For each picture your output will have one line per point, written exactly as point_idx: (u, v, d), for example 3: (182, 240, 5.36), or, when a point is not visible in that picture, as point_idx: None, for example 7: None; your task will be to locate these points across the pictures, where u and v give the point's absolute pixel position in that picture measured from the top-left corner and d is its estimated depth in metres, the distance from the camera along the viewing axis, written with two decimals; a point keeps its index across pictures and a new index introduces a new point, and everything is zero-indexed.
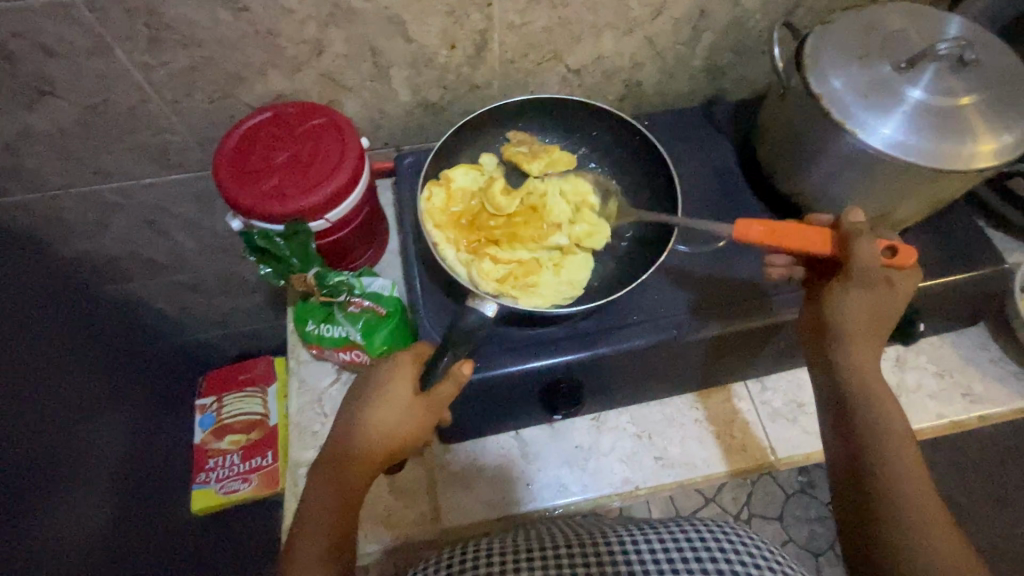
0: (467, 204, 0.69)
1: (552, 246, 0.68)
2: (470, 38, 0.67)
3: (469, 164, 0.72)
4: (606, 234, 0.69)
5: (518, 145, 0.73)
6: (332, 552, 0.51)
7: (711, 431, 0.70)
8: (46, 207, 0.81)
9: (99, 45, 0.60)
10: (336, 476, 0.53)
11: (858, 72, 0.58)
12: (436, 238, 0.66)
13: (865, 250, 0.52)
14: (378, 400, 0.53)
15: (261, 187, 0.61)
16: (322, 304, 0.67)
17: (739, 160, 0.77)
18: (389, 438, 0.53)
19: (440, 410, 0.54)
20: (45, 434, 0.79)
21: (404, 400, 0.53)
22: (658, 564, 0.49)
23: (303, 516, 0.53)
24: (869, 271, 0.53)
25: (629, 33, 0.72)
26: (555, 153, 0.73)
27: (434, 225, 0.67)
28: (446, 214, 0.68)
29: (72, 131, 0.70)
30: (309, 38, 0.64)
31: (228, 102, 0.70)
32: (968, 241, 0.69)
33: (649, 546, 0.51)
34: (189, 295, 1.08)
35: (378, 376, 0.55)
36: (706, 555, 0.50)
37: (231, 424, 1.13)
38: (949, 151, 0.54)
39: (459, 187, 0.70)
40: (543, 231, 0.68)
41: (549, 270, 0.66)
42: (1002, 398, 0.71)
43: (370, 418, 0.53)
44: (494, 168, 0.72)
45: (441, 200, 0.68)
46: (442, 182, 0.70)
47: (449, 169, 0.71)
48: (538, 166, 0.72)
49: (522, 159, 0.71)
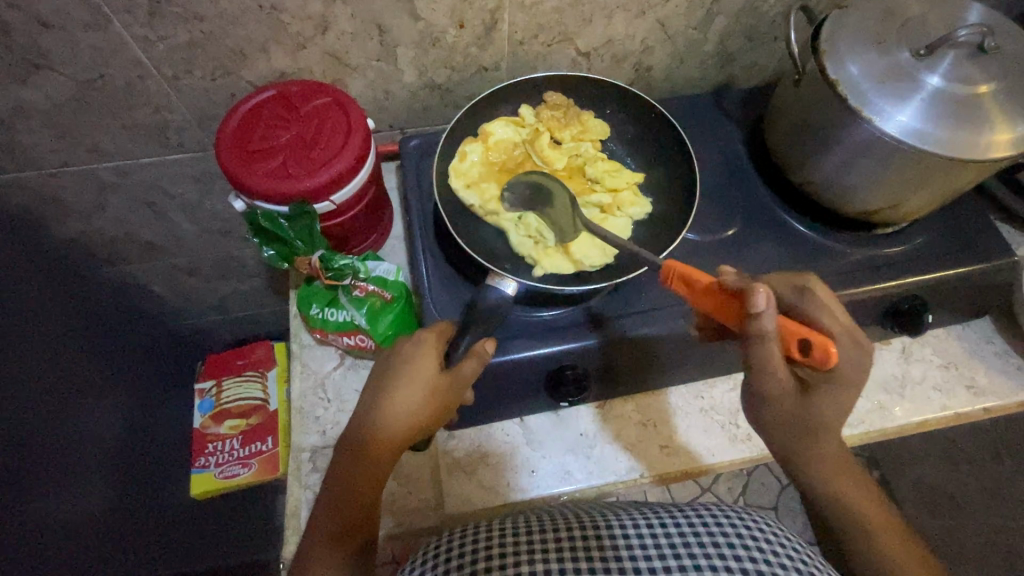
0: (508, 154, 0.70)
1: (591, 203, 0.69)
2: (479, 17, 0.66)
3: (510, 119, 0.72)
4: (646, 208, 0.69)
5: (553, 108, 0.72)
6: (347, 532, 0.51)
7: (717, 420, 0.70)
8: (41, 186, 0.79)
9: (96, 17, 0.58)
10: (354, 457, 0.52)
11: (876, 57, 0.57)
12: (473, 194, 0.67)
13: (762, 350, 0.46)
14: (402, 378, 0.53)
15: (264, 167, 0.60)
16: (326, 288, 0.66)
17: (749, 147, 0.76)
18: (412, 416, 0.52)
19: (462, 390, 0.54)
20: (40, 416, 0.78)
21: (428, 378, 0.53)
22: (675, 549, 0.48)
23: (326, 495, 0.52)
24: (770, 368, 0.47)
25: (641, 16, 0.70)
26: (589, 122, 0.72)
27: (467, 184, 0.67)
28: (484, 168, 0.69)
29: (68, 106, 0.68)
30: (314, 14, 0.62)
31: (230, 80, 0.68)
32: (977, 234, 0.69)
33: (664, 531, 0.50)
34: (187, 278, 1.07)
35: (401, 353, 0.54)
36: (723, 541, 0.49)
37: (230, 408, 1.10)
38: (966, 141, 0.53)
39: (499, 140, 0.70)
40: (582, 190, 0.70)
41: (583, 230, 0.67)
42: (1004, 391, 0.71)
43: (393, 395, 0.52)
44: (536, 122, 0.72)
45: (479, 154, 0.70)
46: (481, 137, 0.70)
47: (490, 123, 0.71)
48: (570, 134, 0.72)
49: (556, 123, 0.71)
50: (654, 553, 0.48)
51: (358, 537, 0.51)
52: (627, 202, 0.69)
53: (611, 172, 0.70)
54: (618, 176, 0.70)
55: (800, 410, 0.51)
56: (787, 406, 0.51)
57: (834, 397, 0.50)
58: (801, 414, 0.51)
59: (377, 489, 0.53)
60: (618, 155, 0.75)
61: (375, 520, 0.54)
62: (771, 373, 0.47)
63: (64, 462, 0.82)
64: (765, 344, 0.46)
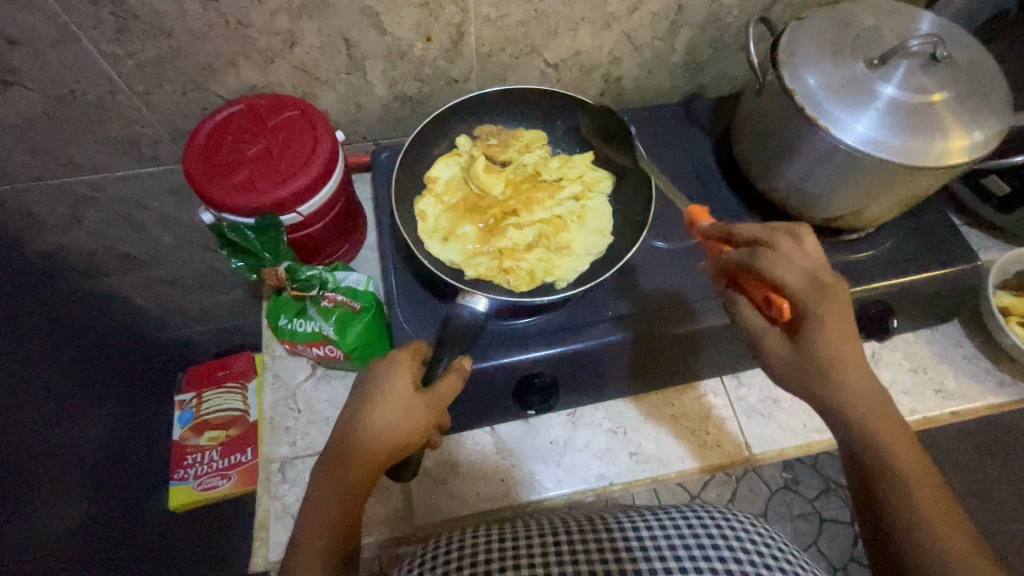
0: (462, 193, 0.71)
1: (567, 199, 0.71)
2: (445, 31, 0.67)
3: (449, 154, 0.73)
4: (609, 179, 0.73)
5: (488, 138, 0.73)
6: (332, 548, 0.50)
7: (686, 427, 0.70)
8: (17, 199, 0.79)
9: (64, 34, 0.59)
10: (339, 478, 0.51)
11: (831, 68, 0.58)
12: (453, 239, 0.68)
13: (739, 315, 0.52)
14: (378, 400, 0.52)
15: (230, 180, 0.61)
16: (294, 298, 0.66)
17: (717, 155, 0.77)
18: (390, 437, 0.51)
19: (441, 409, 0.54)
20: (20, 426, 0.78)
21: (405, 398, 0.52)
22: (680, 564, 0.48)
23: (309, 509, 0.51)
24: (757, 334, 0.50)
25: (607, 28, 0.71)
26: (524, 136, 0.74)
27: (444, 237, 0.68)
28: (449, 213, 0.69)
29: (39, 122, 0.68)
30: (281, 29, 0.63)
31: (201, 94, 0.69)
32: (941, 240, 0.69)
33: (651, 536, 0.51)
34: (168, 290, 1.07)
35: (377, 376, 0.53)
36: (728, 556, 0.48)
37: (209, 419, 1.09)
38: (922, 148, 0.54)
39: (447, 181, 0.71)
40: (552, 192, 0.71)
41: (574, 224, 0.69)
42: (973, 394, 0.72)
43: (370, 417, 0.51)
44: (472, 149, 0.73)
45: (437, 205, 0.70)
46: (429, 185, 0.71)
47: (433, 168, 0.72)
48: (514, 152, 0.73)
49: (495, 150, 0.72)
50: (654, 556, 0.49)
51: (341, 550, 0.51)
52: (592, 182, 0.72)
53: (566, 164, 0.73)
54: (574, 164, 0.73)
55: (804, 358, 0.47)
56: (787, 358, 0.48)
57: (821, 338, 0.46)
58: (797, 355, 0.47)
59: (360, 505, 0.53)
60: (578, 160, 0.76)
61: (356, 534, 0.53)
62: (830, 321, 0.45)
63: (47, 476, 0.82)
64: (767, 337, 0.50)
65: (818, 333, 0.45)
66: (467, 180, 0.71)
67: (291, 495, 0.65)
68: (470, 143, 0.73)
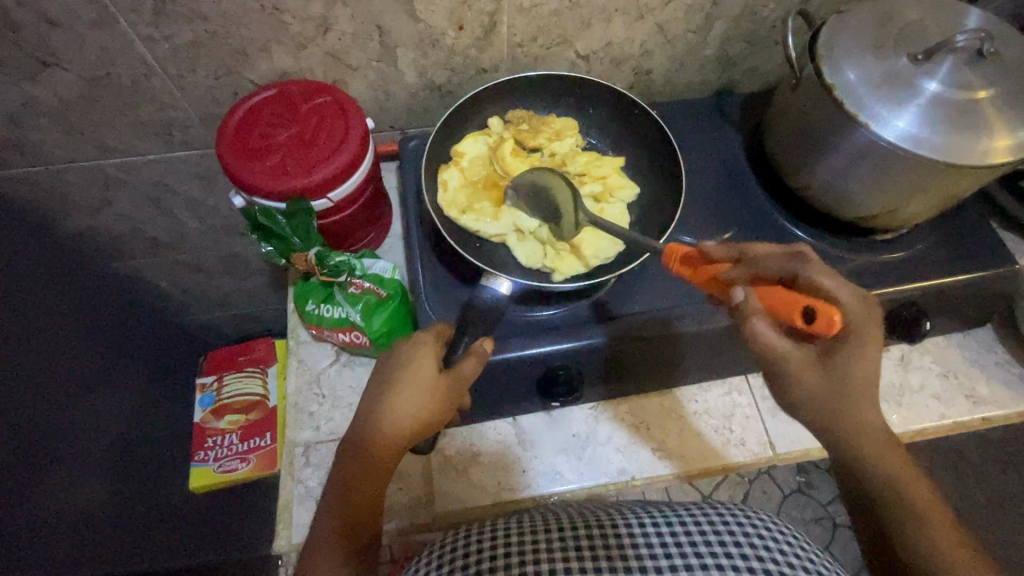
0: (484, 171, 0.70)
1: (585, 197, 0.69)
2: (478, 20, 0.67)
3: (478, 132, 0.72)
4: (633, 188, 0.71)
5: (519, 122, 0.73)
6: (350, 526, 0.50)
7: (709, 425, 0.70)
8: (51, 180, 0.81)
9: (102, 16, 0.59)
10: (358, 460, 0.52)
11: (873, 62, 0.57)
12: (468, 216, 0.67)
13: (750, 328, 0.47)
14: (400, 382, 0.52)
15: (262, 164, 0.61)
16: (322, 284, 0.67)
17: (748, 150, 0.76)
18: (410, 419, 0.52)
19: (461, 391, 0.54)
20: (48, 404, 0.80)
21: (427, 379, 0.52)
22: (703, 560, 0.47)
23: (330, 491, 0.52)
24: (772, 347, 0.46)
25: (640, 20, 0.70)
26: (555, 122, 0.73)
27: (460, 211, 0.67)
28: (466, 189, 0.69)
29: (75, 104, 0.69)
30: (315, 15, 0.63)
31: (233, 79, 0.69)
32: (979, 242, 0.68)
33: (671, 531, 0.50)
34: (192, 274, 1.09)
35: (399, 356, 0.54)
36: (750, 554, 0.47)
37: (230, 402, 1.12)
38: (964, 146, 0.53)
39: (472, 158, 0.71)
40: (573, 187, 0.70)
41: (586, 226, 0.67)
42: (1005, 401, 0.70)
43: (395, 393, 0.52)
44: (503, 131, 0.72)
45: (459, 179, 0.69)
46: (454, 159, 0.70)
47: (459, 142, 0.71)
48: (543, 139, 0.72)
49: (526, 135, 0.71)
50: (675, 553, 0.48)
51: (360, 534, 0.51)
52: (616, 186, 0.70)
53: (593, 161, 0.71)
54: (602, 163, 0.71)
55: (829, 380, 0.47)
56: (817, 387, 0.47)
57: (858, 355, 0.46)
58: (829, 386, 0.47)
59: (380, 488, 0.52)
60: (604, 149, 0.75)
61: (376, 518, 0.52)
62: (865, 340, 0.46)
63: (70, 454, 0.83)
64: (792, 362, 0.47)
65: (848, 354, 0.46)
66: (492, 161, 0.71)
67: (313, 478, 0.65)
68: (499, 124, 0.73)
